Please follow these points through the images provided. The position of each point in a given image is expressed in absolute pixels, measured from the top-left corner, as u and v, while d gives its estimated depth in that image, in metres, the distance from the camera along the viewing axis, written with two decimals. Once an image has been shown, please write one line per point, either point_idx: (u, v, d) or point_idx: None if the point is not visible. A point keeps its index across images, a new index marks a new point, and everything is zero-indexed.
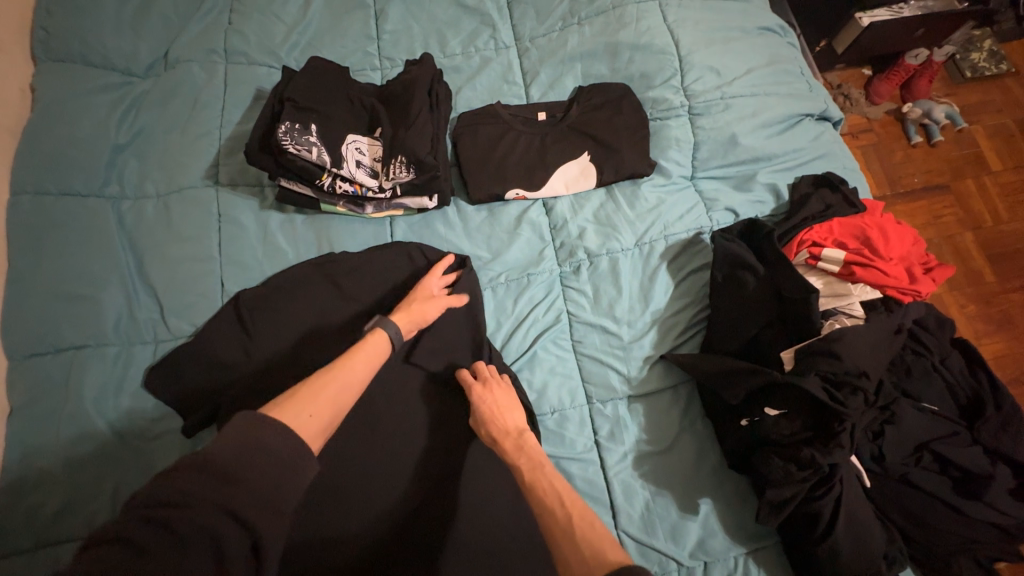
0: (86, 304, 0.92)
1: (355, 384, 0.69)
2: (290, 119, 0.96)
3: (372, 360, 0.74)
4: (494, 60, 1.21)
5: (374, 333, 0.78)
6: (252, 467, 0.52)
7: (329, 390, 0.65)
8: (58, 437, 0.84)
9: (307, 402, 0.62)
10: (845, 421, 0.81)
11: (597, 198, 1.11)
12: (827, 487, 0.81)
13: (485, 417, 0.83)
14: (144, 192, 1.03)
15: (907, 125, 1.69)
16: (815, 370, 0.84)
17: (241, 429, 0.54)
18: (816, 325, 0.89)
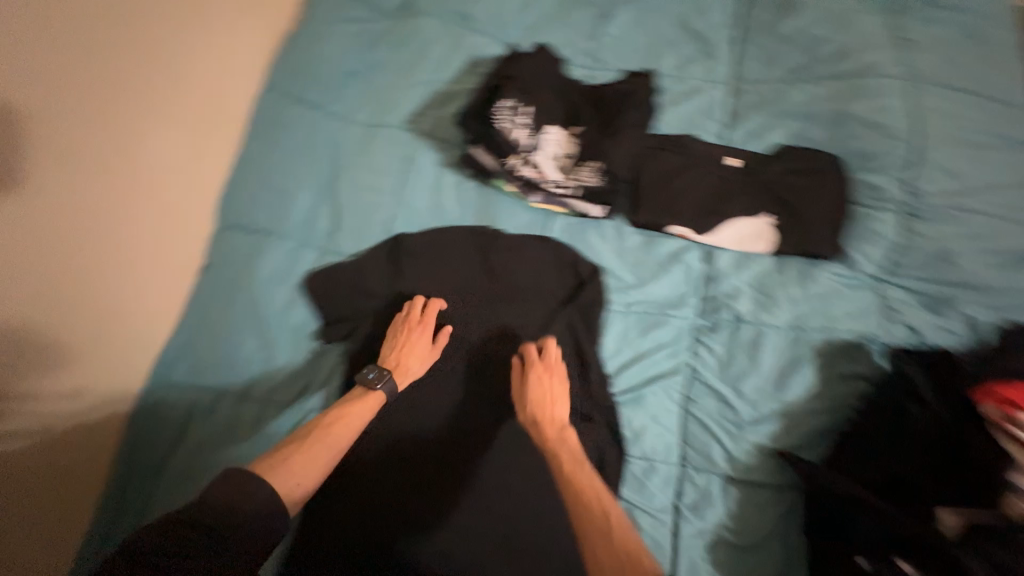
0: (284, 199, 1.05)
1: (342, 445, 0.80)
2: (515, 96, 1.01)
3: (358, 426, 0.83)
4: (702, 91, 1.18)
5: (374, 393, 0.87)
6: (249, 514, 0.63)
7: (311, 462, 0.75)
8: (232, 301, 0.98)
9: (298, 477, 0.72)
10: None
11: (765, 265, 1.03)
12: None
13: (540, 401, 0.89)
14: (355, 118, 1.14)
15: None
16: (980, 552, 0.71)
17: (236, 484, 0.64)
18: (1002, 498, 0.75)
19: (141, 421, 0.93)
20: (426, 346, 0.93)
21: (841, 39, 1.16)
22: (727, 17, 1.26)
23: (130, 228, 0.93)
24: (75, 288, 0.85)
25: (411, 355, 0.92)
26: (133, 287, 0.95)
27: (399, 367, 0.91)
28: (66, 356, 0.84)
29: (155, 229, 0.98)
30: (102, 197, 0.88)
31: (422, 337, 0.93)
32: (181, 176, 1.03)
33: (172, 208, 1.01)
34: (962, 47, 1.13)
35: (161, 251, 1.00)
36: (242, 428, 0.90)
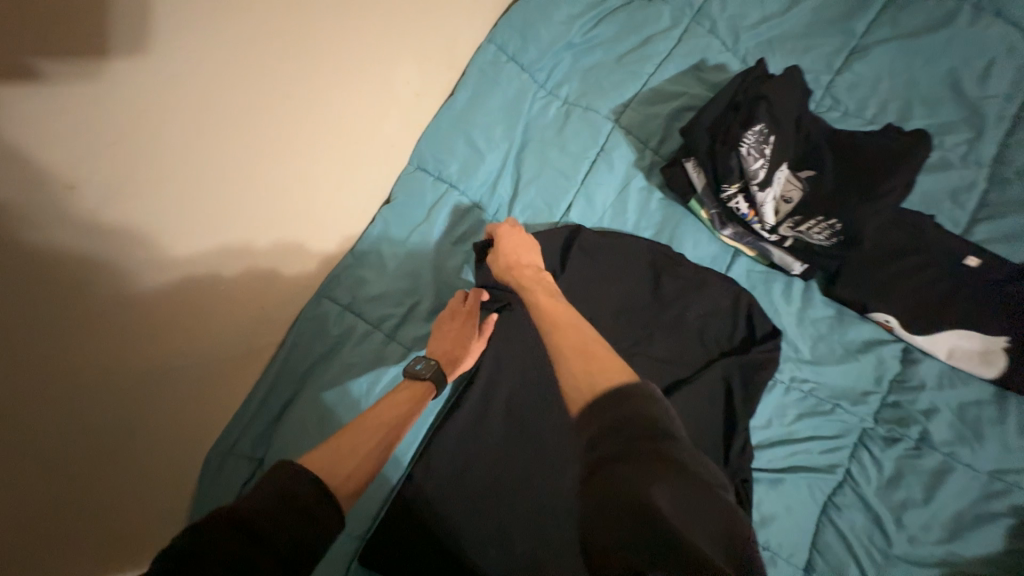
0: (471, 156, 1.03)
1: (393, 429, 0.71)
2: (762, 122, 0.87)
3: (404, 415, 0.74)
4: (957, 168, 1.00)
5: (422, 384, 0.80)
6: (304, 499, 0.53)
7: (360, 443, 0.65)
8: (399, 241, 0.99)
9: (344, 460, 0.62)
10: None
11: (977, 392, 0.88)
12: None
13: (513, 262, 0.85)
14: (558, 92, 1.08)
15: None
16: None
17: (275, 481, 0.53)
18: None
19: (301, 329, 0.94)
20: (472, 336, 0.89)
21: None
22: (1013, 85, 1.04)
23: (326, 144, 0.91)
24: (268, 198, 0.86)
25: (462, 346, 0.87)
26: (325, 204, 0.95)
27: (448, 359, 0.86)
28: (259, 259, 0.88)
29: (352, 149, 0.96)
30: (296, 111, 0.85)
31: (466, 324, 0.88)
32: (386, 99, 0.97)
33: (370, 130, 0.97)
34: None
35: (358, 171, 0.98)
36: (382, 367, 0.91)
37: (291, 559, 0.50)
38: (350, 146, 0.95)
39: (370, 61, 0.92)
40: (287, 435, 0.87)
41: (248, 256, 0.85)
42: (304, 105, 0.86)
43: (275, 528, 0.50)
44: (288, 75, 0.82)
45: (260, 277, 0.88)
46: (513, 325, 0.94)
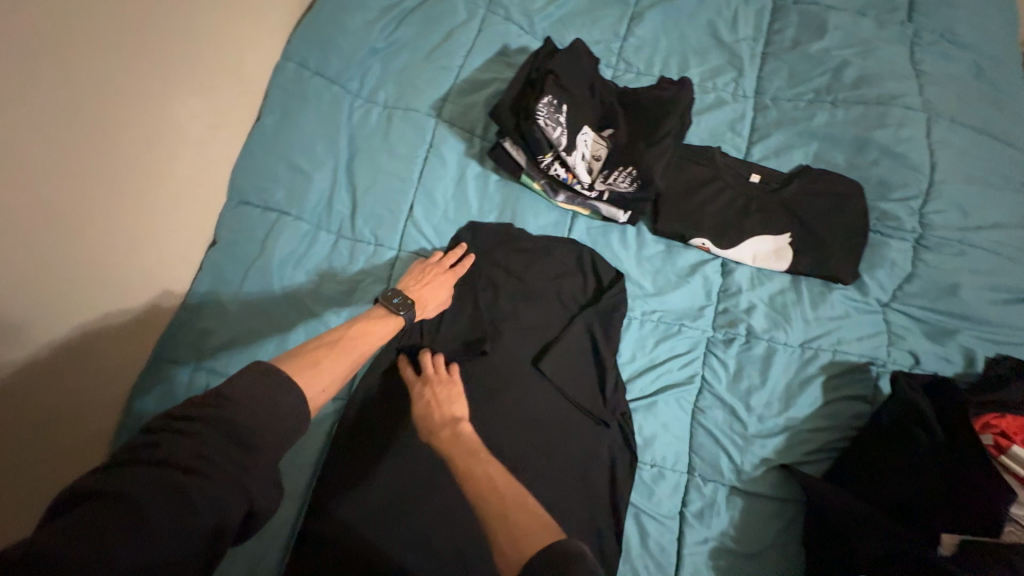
0: (298, 177, 1.00)
1: (363, 354, 0.73)
2: (552, 94, 0.96)
3: (380, 342, 0.77)
4: (728, 104, 1.18)
5: (394, 316, 0.82)
6: (265, 413, 0.57)
7: (335, 359, 0.68)
8: (239, 281, 0.93)
9: (319, 376, 0.65)
10: None
11: (779, 283, 1.05)
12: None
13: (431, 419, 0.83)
14: (375, 98, 1.09)
15: None
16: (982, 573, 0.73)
17: (261, 383, 0.59)
18: (998, 526, 0.77)
19: (145, 400, 0.86)
20: (444, 287, 0.93)
21: (864, 62, 1.16)
22: (754, 28, 1.24)
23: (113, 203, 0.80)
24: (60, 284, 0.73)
25: (433, 290, 0.91)
26: (121, 256, 0.82)
27: (420, 298, 0.88)
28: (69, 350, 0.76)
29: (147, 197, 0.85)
30: (64, 149, 0.72)
31: (438, 276, 0.94)
32: (168, 134, 0.87)
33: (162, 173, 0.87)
34: (973, 84, 1.15)
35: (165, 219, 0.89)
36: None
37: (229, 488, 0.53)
38: (144, 194, 0.85)
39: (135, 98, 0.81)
40: None
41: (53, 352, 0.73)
42: (66, 170, 0.73)
43: (257, 425, 0.56)
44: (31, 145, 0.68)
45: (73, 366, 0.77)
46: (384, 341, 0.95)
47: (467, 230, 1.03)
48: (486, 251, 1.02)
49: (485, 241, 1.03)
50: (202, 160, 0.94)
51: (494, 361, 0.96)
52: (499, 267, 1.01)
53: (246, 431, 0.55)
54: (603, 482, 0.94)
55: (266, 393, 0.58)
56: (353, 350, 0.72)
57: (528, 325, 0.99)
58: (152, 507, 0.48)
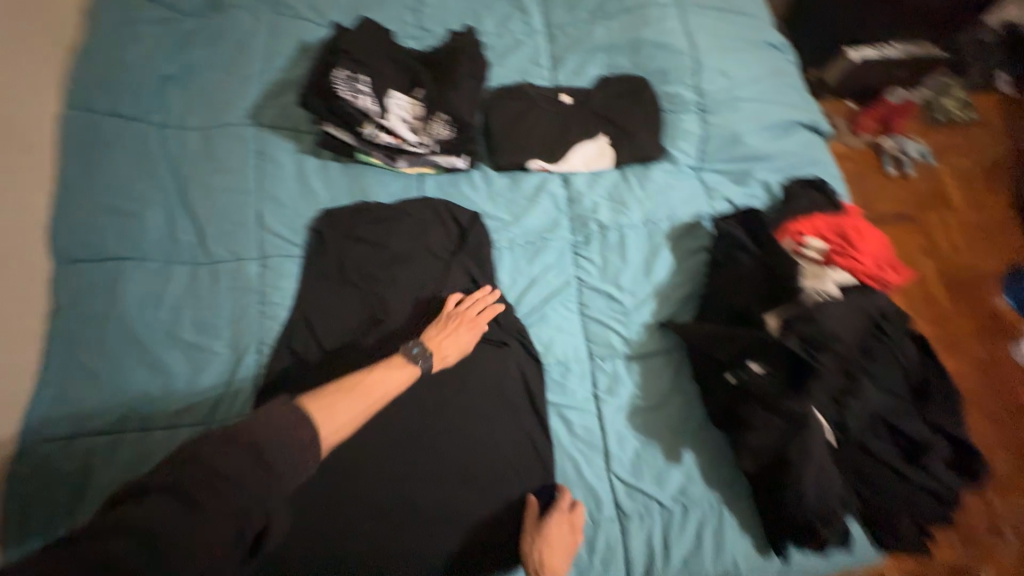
0: (126, 220, 0.97)
1: (378, 400, 0.80)
2: (347, 67, 1.04)
3: (392, 392, 0.83)
4: (525, 43, 1.31)
5: (410, 364, 0.88)
6: (281, 443, 0.66)
7: (350, 404, 0.76)
8: (93, 339, 0.89)
9: (331, 420, 0.73)
10: (819, 375, 0.89)
11: (612, 178, 1.20)
12: (798, 434, 0.87)
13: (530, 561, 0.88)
14: (186, 122, 1.07)
15: (884, 157, 1.91)
16: (797, 332, 0.92)
17: (282, 418, 0.68)
18: (797, 295, 0.98)
19: (21, 493, 0.80)
20: (463, 339, 0.98)
21: None
22: None
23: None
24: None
25: (453, 342, 0.97)
26: None
27: (437, 348, 0.95)
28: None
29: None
30: None
31: (460, 330, 0.99)
32: None
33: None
34: None
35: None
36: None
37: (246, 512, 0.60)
38: None
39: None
40: None
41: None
42: None
43: (231, 468, 0.61)
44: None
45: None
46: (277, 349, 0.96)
47: (325, 223, 1.06)
48: (347, 235, 1.06)
49: (342, 224, 1.07)
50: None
51: (386, 327, 1.01)
52: (363, 244, 1.06)
53: (220, 475, 0.61)
54: (521, 392, 1.04)
55: (246, 441, 0.64)
56: (369, 394, 0.80)
57: (411, 285, 1.05)
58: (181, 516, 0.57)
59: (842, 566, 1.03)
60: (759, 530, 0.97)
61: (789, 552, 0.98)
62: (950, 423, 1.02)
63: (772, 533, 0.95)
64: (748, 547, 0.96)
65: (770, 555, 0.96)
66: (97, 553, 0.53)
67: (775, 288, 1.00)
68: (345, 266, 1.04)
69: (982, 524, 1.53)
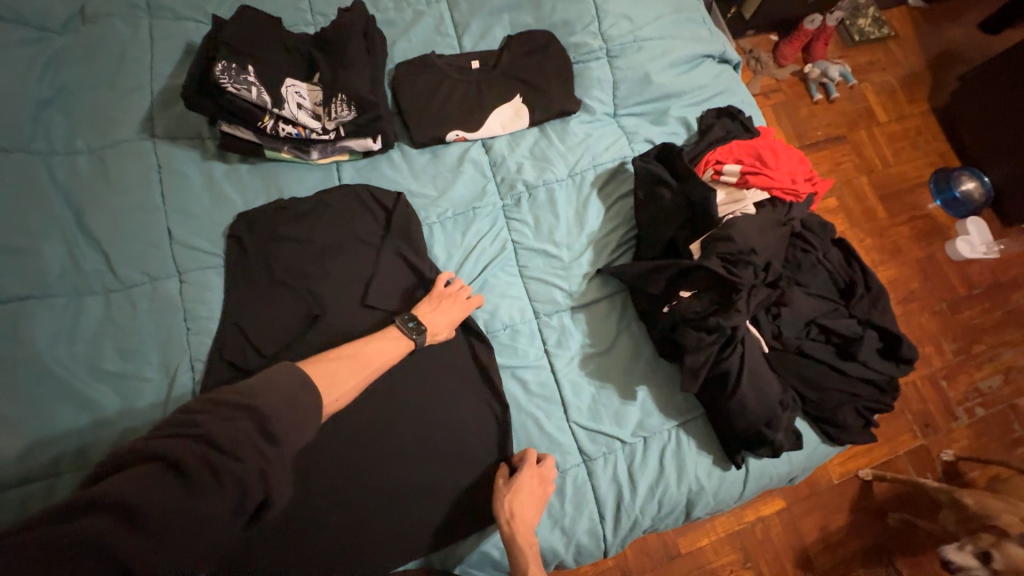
0: (24, 257, 0.92)
1: (371, 374, 0.85)
2: (226, 59, 0.97)
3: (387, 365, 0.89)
4: (426, 14, 1.27)
5: (406, 340, 0.93)
6: (283, 406, 0.66)
7: (348, 376, 0.81)
8: (9, 384, 0.85)
9: (331, 390, 0.77)
10: (740, 289, 0.93)
11: (532, 136, 1.20)
12: (731, 348, 0.93)
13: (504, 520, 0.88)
14: (74, 147, 1.01)
15: (810, 85, 1.96)
16: (716, 253, 0.96)
17: (282, 382, 0.68)
18: (714, 218, 1.01)
19: None
20: (454, 313, 1.01)
21: None
22: None
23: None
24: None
25: (444, 317, 0.99)
26: None
27: (429, 320, 0.98)
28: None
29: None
30: None
31: (450, 305, 1.02)
32: None
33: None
34: None
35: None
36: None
37: (250, 476, 0.60)
38: None
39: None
40: None
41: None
42: None
43: (229, 435, 0.60)
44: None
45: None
46: (216, 362, 0.93)
47: (245, 227, 1.03)
48: (269, 235, 1.03)
49: (263, 226, 1.03)
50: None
51: (325, 321, 0.99)
52: (289, 241, 1.03)
53: (220, 443, 0.60)
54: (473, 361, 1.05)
55: (244, 409, 0.63)
56: (365, 368, 0.84)
57: (346, 275, 1.04)
58: (180, 484, 0.57)
59: (799, 466, 1.09)
60: (717, 445, 1.04)
61: (746, 460, 1.04)
62: (878, 316, 1.07)
63: (727, 444, 1.02)
64: (707, 463, 1.03)
65: (729, 465, 1.03)
66: (89, 527, 0.51)
67: (694, 217, 1.05)
68: (273, 267, 1.01)
69: (933, 409, 1.65)
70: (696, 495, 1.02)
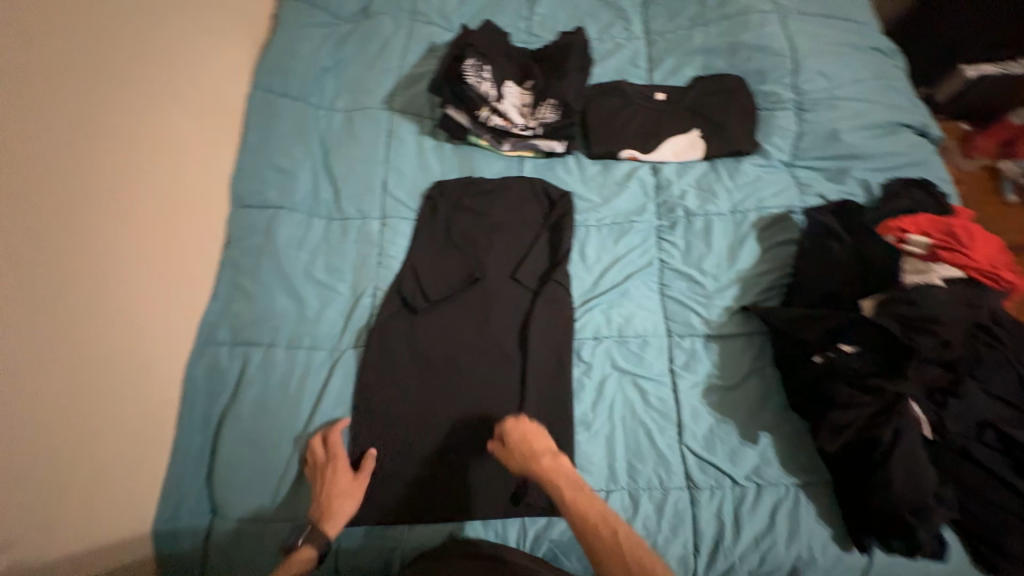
0: (286, 177, 1.18)
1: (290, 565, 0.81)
2: (473, 57, 1.20)
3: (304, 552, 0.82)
4: (625, 47, 1.42)
5: (299, 555, 0.83)
6: None
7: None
8: (254, 266, 1.09)
9: None
10: (915, 357, 0.89)
11: (701, 168, 1.25)
12: (890, 416, 0.88)
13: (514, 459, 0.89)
14: (335, 106, 1.29)
15: (1004, 182, 1.61)
16: (892, 313, 0.92)
17: None
18: (896, 281, 0.99)
19: (200, 380, 1.00)
20: (347, 474, 0.92)
21: None
22: None
23: (102, 203, 0.87)
24: (60, 269, 0.79)
25: (340, 495, 0.89)
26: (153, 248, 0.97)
27: (325, 512, 0.88)
28: (109, 333, 0.86)
29: (146, 202, 0.96)
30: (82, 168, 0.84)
31: (335, 471, 0.91)
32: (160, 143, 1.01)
33: (159, 179, 1.00)
34: None
35: (174, 223, 1.02)
36: (312, 415, 0.98)
37: None
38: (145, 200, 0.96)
39: (112, 105, 0.91)
40: (228, 471, 0.94)
41: (52, 338, 0.77)
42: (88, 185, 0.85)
43: None
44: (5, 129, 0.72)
45: (106, 355, 0.86)
46: (391, 295, 1.10)
47: (438, 193, 1.22)
48: (455, 206, 1.21)
49: (451, 196, 1.22)
50: (188, 168, 1.08)
51: (481, 285, 1.12)
52: (469, 213, 1.20)
53: None
54: (599, 358, 1.10)
55: None
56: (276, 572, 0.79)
57: (507, 250, 1.17)
58: None
59: None
60: (840, 521, 0.96)
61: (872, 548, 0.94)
62: None
63: (852, 523, 0.93)
64: (824, 536, 0.95)
65: (850, 547, 0.94)
66: None
67: (868, 277, 1.03)
68: (452, 232, 1.18)
69: None
70: (804, 565, 0.94)
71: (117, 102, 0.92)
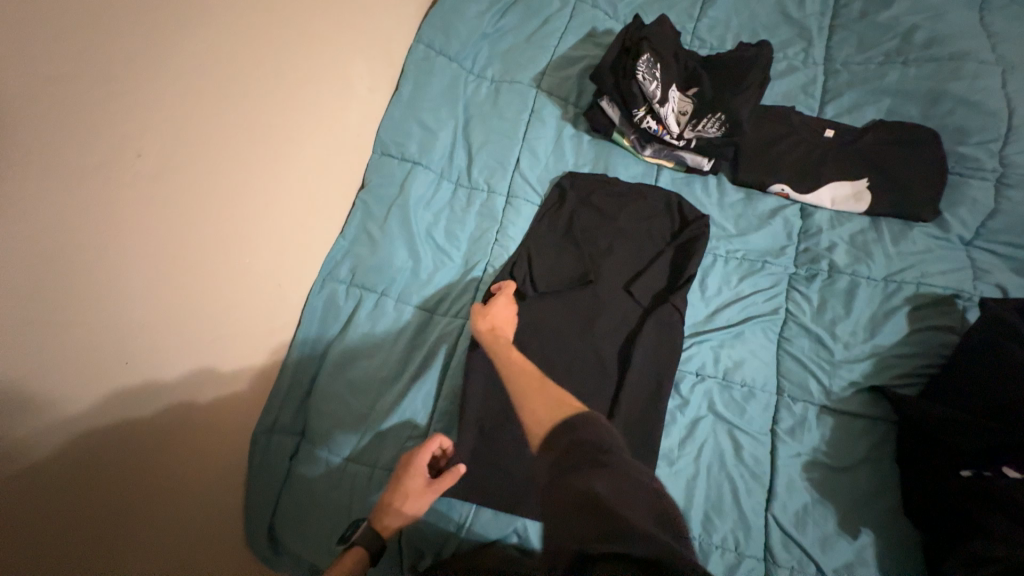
0: (426, 135, 1.19)
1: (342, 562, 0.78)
2: (648, 53, 1.13)
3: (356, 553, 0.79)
4: (801, 71, 1.29)
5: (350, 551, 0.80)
6: None
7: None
8: (380, 216, 1.12)
9: None
10: None
11: (859, 224, 1.13)
12: None
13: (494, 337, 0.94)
14: (484, 74, 1.28)
15: None
16: None
17: None
18: None
19: (312, 310, 1.05)
20: (422, 481, 0.83)
21: (935, 26, 1.24)
22: (821, 5, 1.35)
23: (274, 129, 0.95)
24: (225, 173, 0.86)
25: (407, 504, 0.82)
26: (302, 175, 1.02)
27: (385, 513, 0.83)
28: (254, 244, 0.94)
29: (306, 131, 1.02)
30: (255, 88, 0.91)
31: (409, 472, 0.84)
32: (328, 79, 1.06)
33: (321, 111, 1.05)
34: None
35: (325, 157, 1.07)
36: (405, 373, 1.01)
37: None
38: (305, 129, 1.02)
39: (290, 35, 0.98)
40: (321, 403, 0.98)
41: (209, 235, 0.84)
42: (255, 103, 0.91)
43: None
44: (208, 50, 0.81)
45: (248, 265, 0.93)
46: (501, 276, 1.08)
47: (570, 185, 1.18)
48: (581, 201, 1.16)
49: (582, 190, 1.17)
50: (349, 108, 1.12)
51: (591, 288, 1.08)
52: (595, 212, 1.15)
53: None
54: (698, 396, 1.03)
55: None
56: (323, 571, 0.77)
57: (627, 260, 1.11)
58: None
59: None
60: None
61: None
62: None
63: None
64: None
65: None
66: None
67: None
68: (575, 227, 1.14)
69: None
70: None
71: (297, 36, 0.99)
